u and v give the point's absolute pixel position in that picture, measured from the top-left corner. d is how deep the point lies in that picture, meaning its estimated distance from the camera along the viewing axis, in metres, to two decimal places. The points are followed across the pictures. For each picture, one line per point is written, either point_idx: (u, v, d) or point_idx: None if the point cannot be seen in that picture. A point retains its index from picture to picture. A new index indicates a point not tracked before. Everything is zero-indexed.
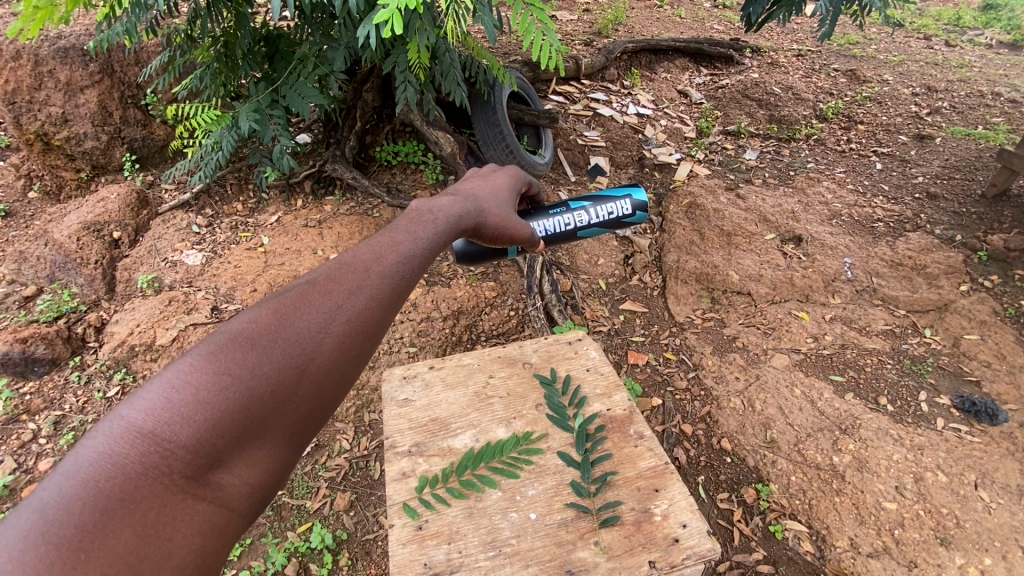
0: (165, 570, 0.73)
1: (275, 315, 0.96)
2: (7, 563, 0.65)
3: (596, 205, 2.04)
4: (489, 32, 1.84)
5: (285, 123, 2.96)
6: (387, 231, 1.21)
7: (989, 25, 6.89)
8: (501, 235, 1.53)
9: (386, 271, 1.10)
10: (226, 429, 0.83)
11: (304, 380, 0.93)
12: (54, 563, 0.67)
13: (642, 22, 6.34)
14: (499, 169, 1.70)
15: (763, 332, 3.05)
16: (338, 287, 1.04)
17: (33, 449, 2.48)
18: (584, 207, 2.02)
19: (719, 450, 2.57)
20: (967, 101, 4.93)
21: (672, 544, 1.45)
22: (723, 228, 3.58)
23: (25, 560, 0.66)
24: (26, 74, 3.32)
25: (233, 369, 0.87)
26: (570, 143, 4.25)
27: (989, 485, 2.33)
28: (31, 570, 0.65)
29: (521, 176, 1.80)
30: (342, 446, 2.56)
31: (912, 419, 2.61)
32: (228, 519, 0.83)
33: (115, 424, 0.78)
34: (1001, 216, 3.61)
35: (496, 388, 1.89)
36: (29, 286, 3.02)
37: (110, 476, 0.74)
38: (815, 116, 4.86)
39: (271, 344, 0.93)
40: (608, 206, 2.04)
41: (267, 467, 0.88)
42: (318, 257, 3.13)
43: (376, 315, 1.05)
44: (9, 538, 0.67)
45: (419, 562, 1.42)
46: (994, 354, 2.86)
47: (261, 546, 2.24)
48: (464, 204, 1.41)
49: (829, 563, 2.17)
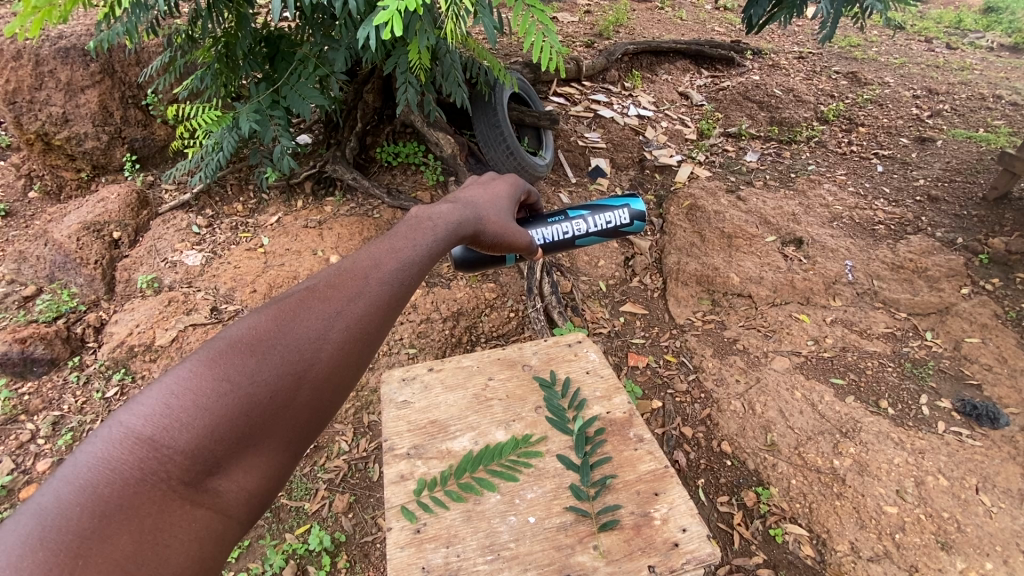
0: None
1: (274, 321, 0.96)
2: (6, 568, 0.65)
3: (595, 212, 2.03)
4: (489, 32, 1.82)
5: (285, 124, 2.95)
6: (387, 238, 1.20)
7: (991, 28, 6.88)
8: (500, 241, 1.52)
9: (385, 278, 1.10)
10: (225, 435, 0.83)
11: (302, 388, 0.92)
12: (53, 568, 0.67)
13: (643, 24, 6.34)
14: (499, 176, 1.69)
15: (763, 335, 3.04)
16: (337, 293, 1.03)
17: (32, 449, 2.47)
18: (583, 213, 2.02)
19: (719, 453, 2.56)
20: (968, 104, 4.92)
21: (671, 549, 1.44)
22: (723, 230, 3.57)
23: (24, 564, 0.65)
24: (27, 74, 3.32)
25: (232, 374, 0.87)
26: (570, 145, 4.25)
27: (990, 489, 2.32)
28: None
29: (521, 183, 1.80)
30: (342, 448, 2.55)
31: (912, 423, 2.60)
32: (227, 525, 0.82)
33: (114, 429, 0.77)
34: (1003, 219, 3.60)
35: (496, 390, 1.88)
36: (28, 285, 2.99)
37: (109, 481, 0.74)
38: (816, 118, 4.85)
39: (270, 349, 0.92)
40: (608, 212, 2.03)
41: (265, 473, 0.88)
42: (318, 258, 3.13)
43: (375, 321, 1.04)
44: (7, 543, 0.67)
45: (416, 566, 1.42)
46: (995, 358, 2.85)
47: (259, 548, 2.23)
48: (464, 211, 1.40)
49: (829, 567, 2.16)
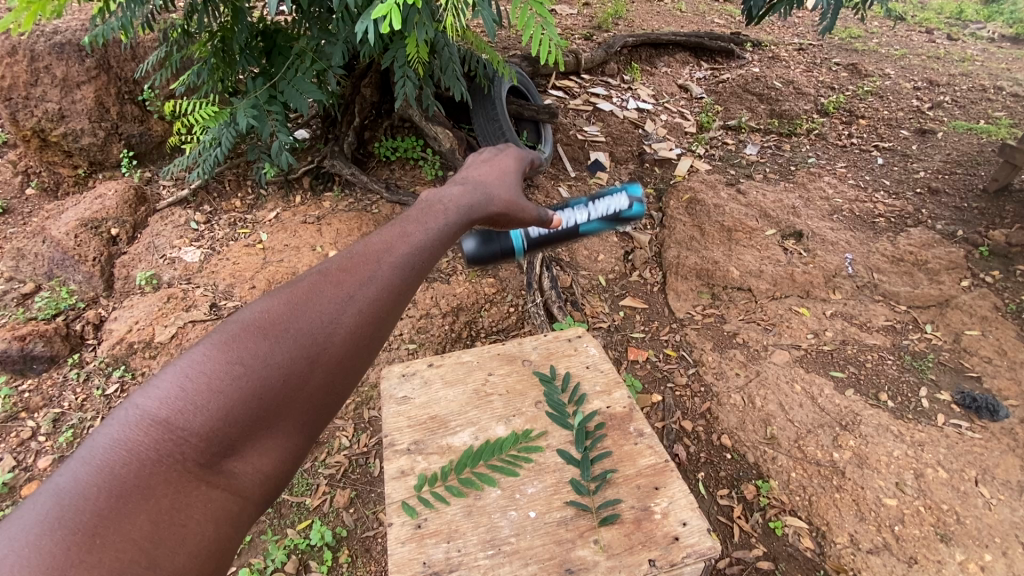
0: (179, 555, 0.73)
1: (286, 303, 0.91)
2: (28, 547, 0.66)
3: (595, 199, 2.01)
4: (488, 27, 1.79)
5: (282, 119, 2.93)
6: (400, 217, 1.14)
7: (992, 19, 6.83)
8: (511, 220, 1.50)
9: (400, 259, 1.02)
10: (238, 418, 0.82)
11: (315, 372, 0.88)
12: (73, 546, 0.68)
13: (642, 16, 6.29)
14: (503, 152, 1.66)
15: (763, 328, 3.04)
16: (349, 276, 0.97)
17: (32, 446, 2.47)
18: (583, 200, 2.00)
19: (719, 447, 2.57)
20: (968, 96, 4.90)
21: (672, 543, 1.45)
22: (723, 224, 3.57)
23: (44, 544, 0.67)
24: (22, 70, 3.29)
25: (245, 358, 0.84)
26: (569, 139, 4.23)
27: (990, 481, 2.33)
28: (50, 555, 0.66)
29: (525, 154, 1.76)
30: (342, 444, 2.56)
31: (912, 416, 2.61)
32: (242, 506, 0.82)
33: (130, 412, 0.77)
34: (1003, 211, 3.59)
35: (496, 385, 1.88)
36: (27, 283, 2.98)
37: (126, 462, 0.74)
38: (816, 111, 4.83)
39: (283, 333, 0.88)
40: (607, 200, 2.00)
41: (282, 456, 0.87)
42: (317, 253, 3.12)
43: (391, 303, 0.98)
44: (27, 523, 0.68)
45: (417, 561, 1.42)
46: (995, 350, 2.85)
47: (261, 543, 2.24)
48: (474, 192, 1.36)
49: (829, 560, 2.17)
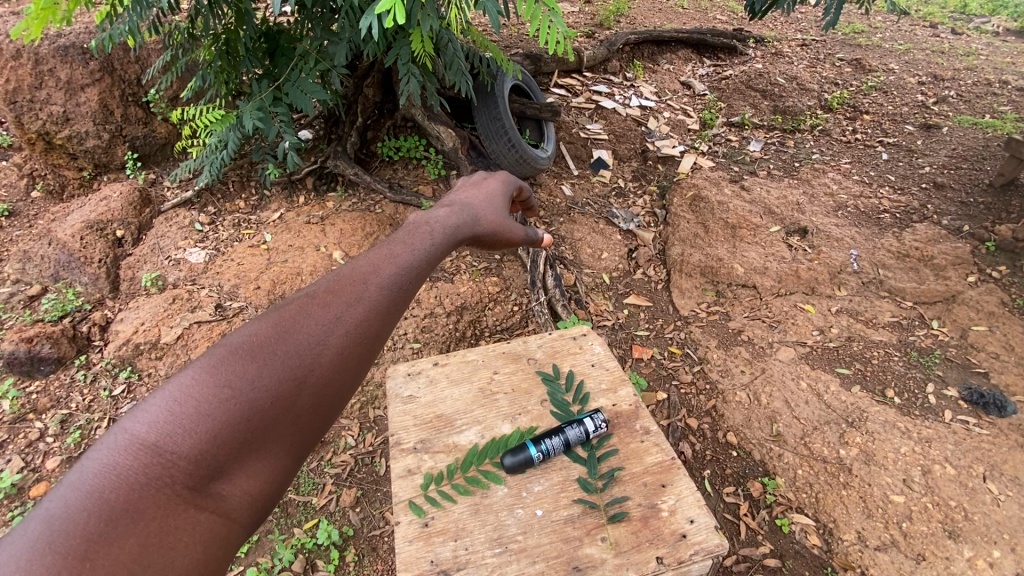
0: None
1: (275, 328, 0.99)
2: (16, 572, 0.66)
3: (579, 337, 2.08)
4: (492, 18, 1.78)
5: (288, 120, 2.91)
6: (381, 247, 1.24)
7: (997, 12, 6.76)
8: (499, 240, 1.54)
9: (383, 283, 1.14)
10: (226, 441, 0.84)
11: (302, 393, 0.94)
12: (62, 571, 0.68)
13: (644, 13, 6.28)
14: (491, 175, 1.72)
15: (768, 326, 3.03)
16: (335, 300, 1.07)
17: (41, 448, 2.48)
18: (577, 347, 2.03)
19: (724, 444, 2.56)
20: (974, 90, 4.87)
21: (678, 540, 1.44)
22: (727, 221, 3.56)
23: (34, 568, 0.67)
24: (27, 73, 3.30)
25: (234, 381, 0.89)
26: (572, 137, 4.23)
27: (998, 477, 2.31)
28: None
29: (514, 181, 1.83)
30: (348, 443, 2.56)
31: (919, 412, 2.59)
32: (230, 528, 0.83)
33: (119, 436, 0.79)
34: (1010, 206, 3.56)
35: (501, 383, 1.88)
36: (33, 285, 3.00)
37: (114, 487, 0.75)
38: (820, 106, 4.81)
39: (272, 356, 0.95)
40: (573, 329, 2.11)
41: (269, 477, 0.89)
42: (321, 253, 3.13)
43: (374, 326, 1.07)
44: (16, 549, 0.68)
45: (425, 560, 1.42)
46: (1002, 345, 2.83)
47: (267, 543, 2.23)
48: (460, 214, 1.45)
49: (836, 557, 2.17)
